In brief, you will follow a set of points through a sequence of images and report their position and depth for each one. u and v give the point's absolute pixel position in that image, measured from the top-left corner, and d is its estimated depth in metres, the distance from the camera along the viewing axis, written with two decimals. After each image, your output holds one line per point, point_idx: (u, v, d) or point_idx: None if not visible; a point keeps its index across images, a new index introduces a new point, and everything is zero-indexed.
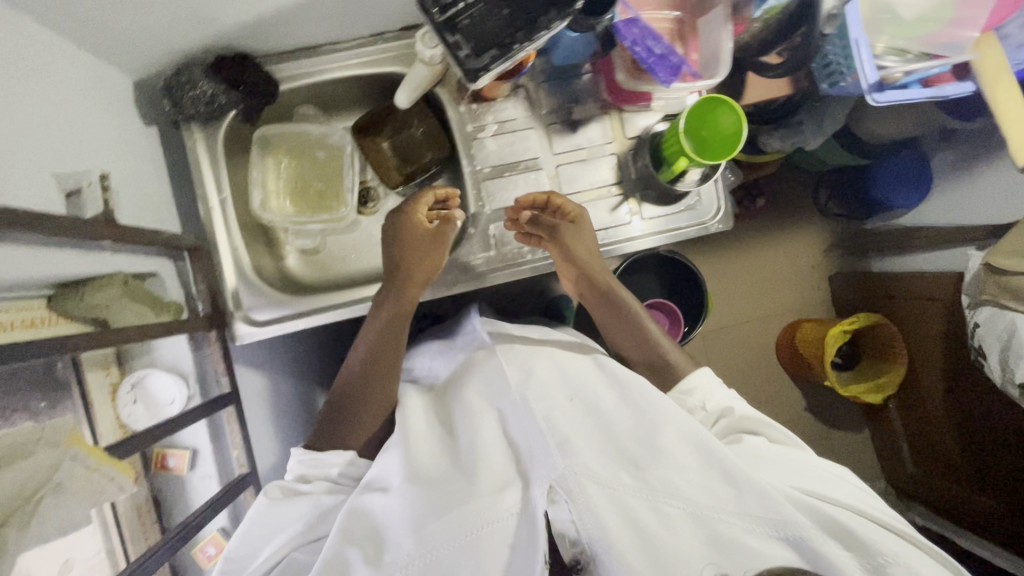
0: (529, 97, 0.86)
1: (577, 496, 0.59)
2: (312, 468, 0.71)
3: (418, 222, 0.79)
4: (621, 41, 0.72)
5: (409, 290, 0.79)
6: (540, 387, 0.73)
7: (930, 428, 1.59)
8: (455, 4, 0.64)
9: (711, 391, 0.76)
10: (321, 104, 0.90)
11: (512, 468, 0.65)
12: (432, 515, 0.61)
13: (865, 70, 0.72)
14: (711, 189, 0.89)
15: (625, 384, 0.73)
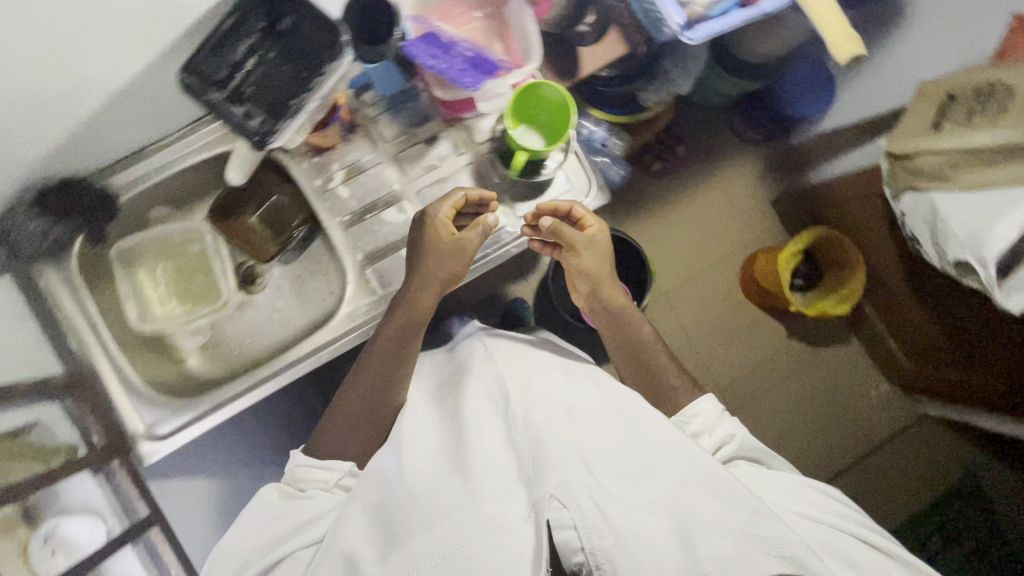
0: (369, 134, 0.85)
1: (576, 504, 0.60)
2: (312, 474, 0.74)
3: (441, 221, 0.77)
4: (415, 62, 0.72)
5: (425, 295, 0.78)
6: (539, 397, 0.74)
7: (907, 319, 1.58)
8: (233, 76, 0.69)
9: (715, 420, 0.77)
10: (175, 202, 0.89)
11: (506, 474, 0.65)
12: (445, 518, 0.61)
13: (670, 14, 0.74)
14: (579, 166, 0.88)
15: (620, 399, 0.74)
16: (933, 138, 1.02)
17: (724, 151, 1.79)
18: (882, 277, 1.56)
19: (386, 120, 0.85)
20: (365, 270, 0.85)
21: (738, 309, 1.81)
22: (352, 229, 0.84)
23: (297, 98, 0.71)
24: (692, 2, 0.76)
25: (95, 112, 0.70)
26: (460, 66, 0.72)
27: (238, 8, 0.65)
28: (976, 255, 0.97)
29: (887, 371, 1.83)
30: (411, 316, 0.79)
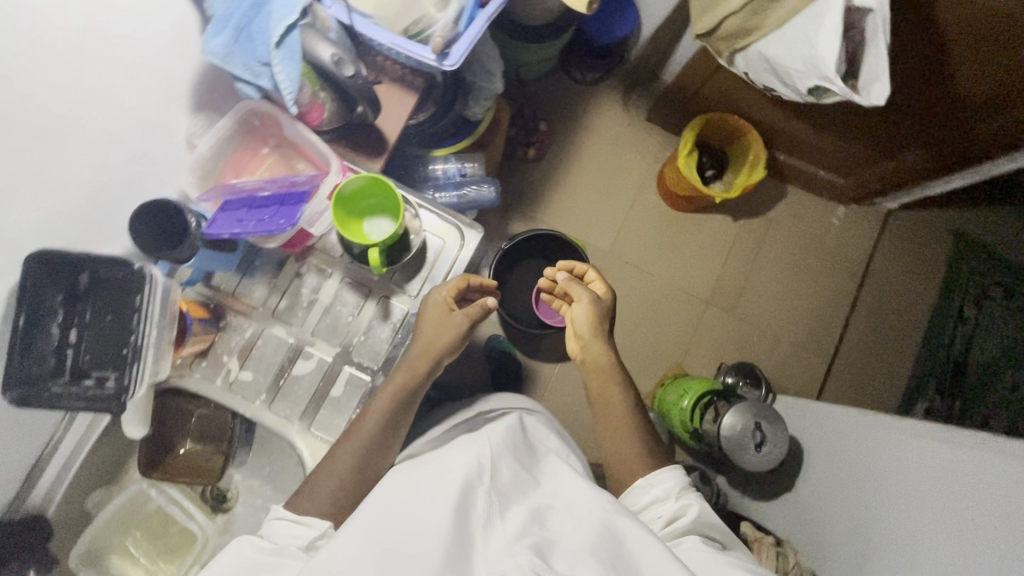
0: (238, 310, 0.82)
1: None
2: (287, 530, 0.67)
3: (439, 299, 0.81)
4: (223, 238, 0.68)
5: (419, 364, 0.78)
6: (500, 481, 0.74)
7: (815, 144, 1.61)
8: (66, 356, 0.69)
9: (674, 493, 0.83)
10: (104, 484, 0.99)
11: (459, 545, 0.62)
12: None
13: (415, 55, 0.76)
14: (440, 219, 0.87)
15: (572, 488, 0.76)
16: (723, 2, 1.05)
17: (578, 103, 1.82)
18: (772, 126, 1.59)
19: (245, 287, 0.83)
20: (309, 431, 0.80)
21: (677, 225, 1.83)
22: (275, 403, 0.81)
23: (134, 333, 0.70)
24: (434, 33, 0.77)
25: None
26: (272, 211, 0.71)
27: (25, 300, 0.66)
28: (820, 76, 0.99)
29: (831, 194, 1.88)
30: (401, 388, 0.78)
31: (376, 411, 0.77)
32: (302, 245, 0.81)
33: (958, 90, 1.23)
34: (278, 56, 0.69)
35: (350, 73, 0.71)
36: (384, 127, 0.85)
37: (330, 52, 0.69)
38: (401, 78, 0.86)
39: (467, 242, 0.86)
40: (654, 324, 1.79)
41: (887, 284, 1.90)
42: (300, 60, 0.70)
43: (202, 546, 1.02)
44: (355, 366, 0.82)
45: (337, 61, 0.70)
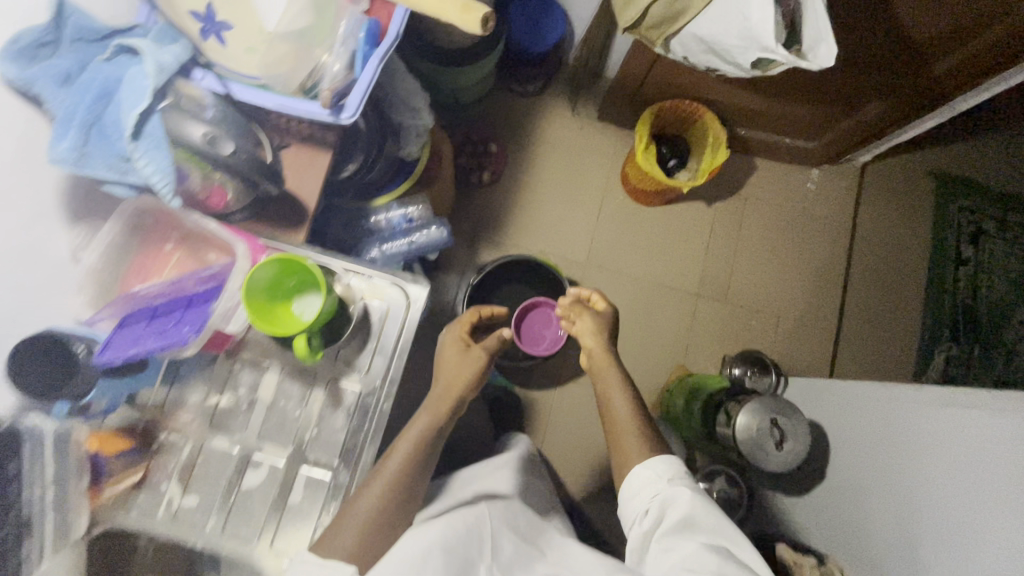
0: (170, 428, 0.73)
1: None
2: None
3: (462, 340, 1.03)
4: (120, 362, 0.62)
5: (449, 393, 0.94)
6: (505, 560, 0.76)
7: (773, 113, 1.55)
8: None
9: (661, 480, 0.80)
10: None
11: None
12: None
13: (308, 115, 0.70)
14: (379, 281, 0.78)
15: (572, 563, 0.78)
16: None
17: (524, 117, 1.75)
18: (725, 104, 1.53)
19: (175, 400, 0.73)
20: (273, 551, 0.70)
21: (650, 221, 1.75)
22: (229, 526, 0.71)
23: None
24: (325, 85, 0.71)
25: None
26: (176, 320, 0.65)
27: None
28: (761, 49, 0.92)
29: (800, 160, 1.81)
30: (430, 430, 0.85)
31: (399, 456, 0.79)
32: (220, 346, 0.72)
33: (906, 31, 1.18)
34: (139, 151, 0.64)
35: (229, 150, 0.69)
36: (300, 193, 0.78)
37: (198, 130, 0.67)
38: (310, 138, 0.79)
39: (413, 302, 0.78)
40: (647, 328, 1.70)
41: (878, 239, 1.83)
42: (167, 149, 0.65)
43: None
44: (314, 463, 0.73)
45: (207, 139, 0.68)
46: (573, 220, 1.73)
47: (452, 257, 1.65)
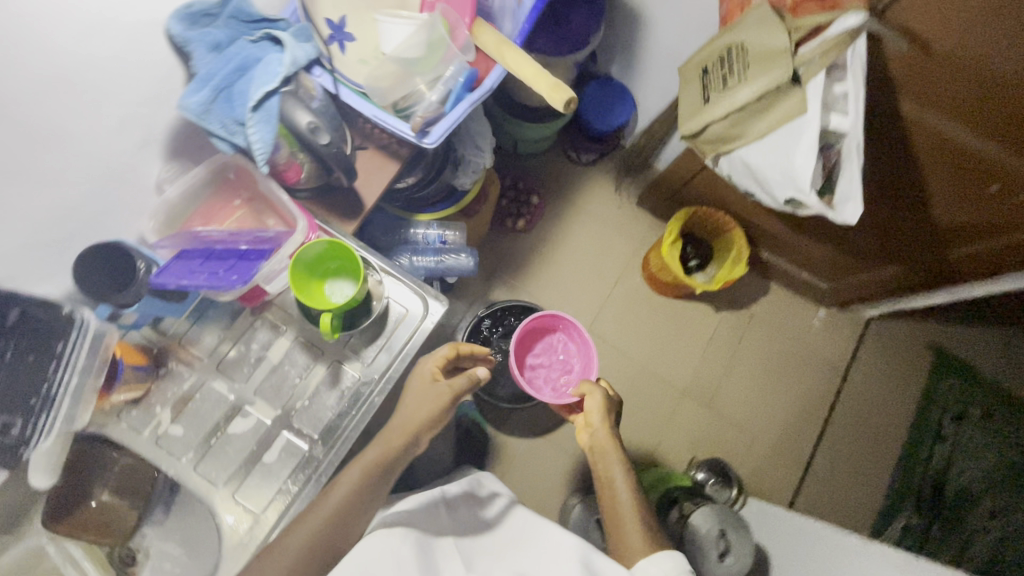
0: (183, 356, 0.79)
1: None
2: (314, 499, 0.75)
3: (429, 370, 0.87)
4: (167, 286, 0.67)
5: None
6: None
7: (799, 248, 1.62)
8: None
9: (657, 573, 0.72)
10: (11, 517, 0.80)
11: None
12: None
13: (395, 129, 0.77)
14: (406, 287, 0.84)
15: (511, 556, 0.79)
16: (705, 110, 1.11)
17: (568, 185, 1.87)
18: (758, 225, 1.62)
19: (197, 335, 0.80)
20: (233, 496, 0.76)
21: (660, 309, 1.83)
22: (206, 460, 0.77)
23: (49, 377, 0.64)
24: (417, 111, 0.80)
25: None
26: (228, 265, 0.70)
27: None
28: (797, 187, 1.01)
29: (812, 295, 1.88)
30: None
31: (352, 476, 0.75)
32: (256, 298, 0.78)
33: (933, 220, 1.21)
34: (257, 99, 0.69)
35: (327, 141, 0.71)
36: (363, 191, 0.85)
37: (305, 118, 0.70)
38: (386, 147, 0.87)
39: (431, 311, 0.83)
40: (628, 408, 1.74)
41: (869, 392, 1.87)
42: (277, 118, 0.70)
43: None
44: (291, 438, 0.78)
45: (311, 129, 0.70)
46: (587, 286, 1.81)
47: (467, 286, 1.73)
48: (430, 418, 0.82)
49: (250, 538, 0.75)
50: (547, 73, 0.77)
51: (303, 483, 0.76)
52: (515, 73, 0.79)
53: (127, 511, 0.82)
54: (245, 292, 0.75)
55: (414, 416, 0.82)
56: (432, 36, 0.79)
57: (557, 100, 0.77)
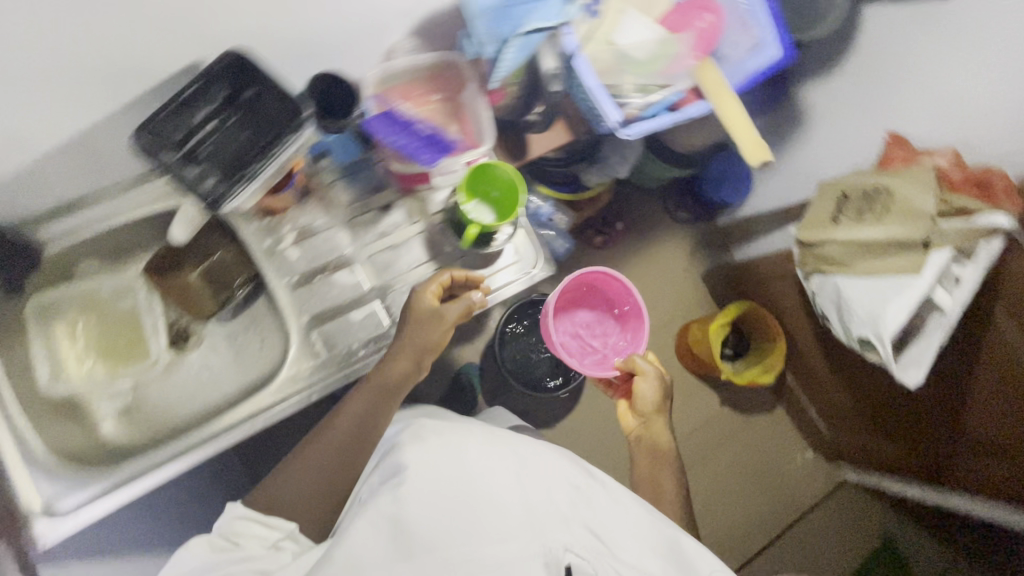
0: (323, 198, 0.86)
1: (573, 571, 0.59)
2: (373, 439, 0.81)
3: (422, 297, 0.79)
4: (375, 136, 0.75)
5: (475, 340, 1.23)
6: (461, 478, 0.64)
7: (823, 385, 1.60)
8: (188, 136, 0.64)
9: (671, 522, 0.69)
10: (107, 256, 0.84)
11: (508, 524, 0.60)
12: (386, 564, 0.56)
13: (608, 112, 0.78)
14: (528, 241, 0.90)
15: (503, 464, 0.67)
16: (833, 230, 1.10)
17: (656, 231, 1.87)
18: (802, 351, 1.61)
19: (342, 187, 0.86)
20: (308, 333, 0.83)
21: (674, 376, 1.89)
22: (300, 291, 0.84)
23: (260, 160, 0.66)
24: (628, 103, 0.88)
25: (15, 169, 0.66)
26: (424, 140, 0.77)
27: (203, 74, 0.62)
28: (876, 331, 1.06)
29: (808, 435, 1.79)
30: None
31: (357, 399, 0.78)
32: (419, 184, 0.84)
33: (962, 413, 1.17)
34: (530, 27, 0.74)
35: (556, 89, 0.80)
36: (533, 143, 0.92)
37: (552, 64, 0.76)
38: (570, 118, 0.92)
39: (541, 269, 0.89)
40: None
41: None
42: (530, 51, 0.77)
43: (154, 372, 0.85)
44: (377, 312, 0.85)
45: (552, 75, 0.77)
46: None
47: None
48: (406, 368, 0.78)
49: (304, 376, 0.82)
50: (753, 129, 0.80)
51: (370, 354, 0.83)
52: (722, 116, 0.85)
53: (203, 299, 0.86)
54: (423, 173, 0.80)
55: (399, 355, 0.78)
56: (658, 52, 0.88)
57: (751, 155, 0.79)
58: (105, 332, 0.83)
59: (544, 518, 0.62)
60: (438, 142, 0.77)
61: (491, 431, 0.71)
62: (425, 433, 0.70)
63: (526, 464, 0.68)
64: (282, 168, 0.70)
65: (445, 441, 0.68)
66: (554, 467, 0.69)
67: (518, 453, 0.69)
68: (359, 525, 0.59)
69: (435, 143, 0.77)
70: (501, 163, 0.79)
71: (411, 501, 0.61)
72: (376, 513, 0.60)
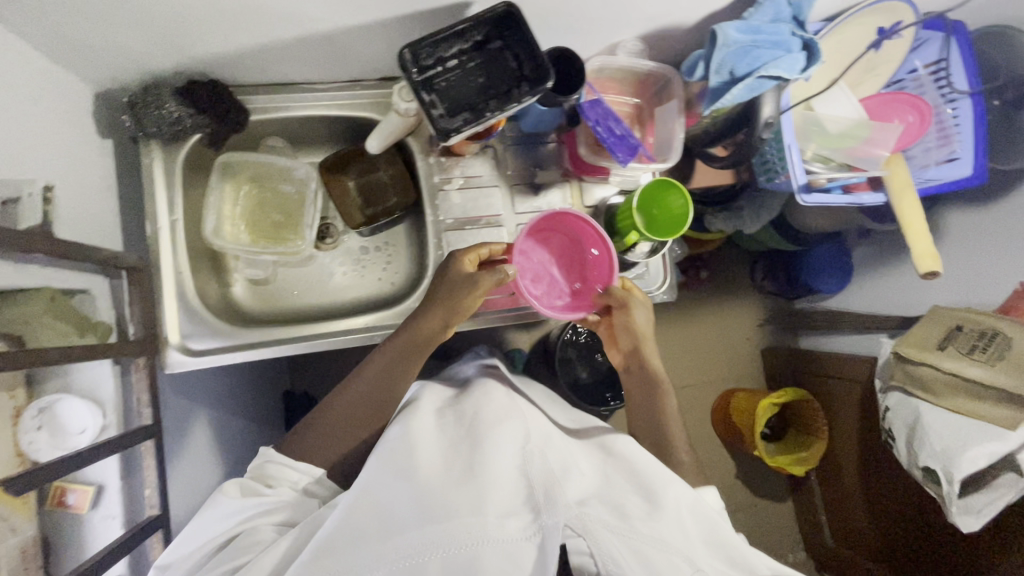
0: (496, 157, 0.89)
1: (597, 543, 0.58)
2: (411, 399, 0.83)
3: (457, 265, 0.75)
4: (585, 119, 0.78)
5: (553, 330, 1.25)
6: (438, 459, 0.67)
7: (845, 499, 1.52)
8: (434, 67, 0.67)
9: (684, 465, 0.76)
10: (290, 138, 0.89)
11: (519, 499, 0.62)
12: (401, 537, 0.57)
13: (796, 173, 0.81)
14: (659, 263, 0.94)
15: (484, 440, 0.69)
16: (935, 356, 1.10)
17: (735, 292, 1.79)
18: (838, 461, 1.53)
19: (516, 153, 0.90)
20: None
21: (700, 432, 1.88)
22: (448, 234, 0.88)
23: (490, 106, 0.68)
24: (813, 172, 0.86)
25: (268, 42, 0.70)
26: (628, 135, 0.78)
27: (474, 17, 0.65)
28: (945, 469, 1.04)
29: (812, 542, 1.71)
30: None
31: (383, 351, 0.77)
32: (588, 175, 0.88)
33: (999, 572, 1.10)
34: (769, 73, 0.71)
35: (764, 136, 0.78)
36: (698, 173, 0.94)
37: (771, 113, 0.75)
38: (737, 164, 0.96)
39: (663, 293, 0.94)
40: None
41: None
42: (758, 95, 0.74)
43: (296, 260, 0.89)
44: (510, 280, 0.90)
45: (766, 123, 0.76)
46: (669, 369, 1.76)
47: None
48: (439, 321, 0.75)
49: None
50: (930, 238, 0.83)
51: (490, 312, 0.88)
52: (900, 214, 0.85)
53: (356, 208, 0.91)
54: (607, 167, 0.83)
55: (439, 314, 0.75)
56: (850, 130, 0.87)
57: (918, 261, 0.82)
58: (264, 205, 0.85)
59: (550, 481, 0.63)
60: (637, 146, 0.76)
61: (479, 410, 0.75)
62: (418, 415, 0.75)
63: (520, 434, 0.71)
64: (503, 119, 0.71)
65: (427, 433, 0.71)
66: (547, 441, 0.72)
67: (510, 426, 0.72)
68: (362, 499, 0.60)
69: (635, 146, 0.77)
70: (682, 189, 0.81)
71: (413, 484, 0.63)
72: (378, 492, 0.61)
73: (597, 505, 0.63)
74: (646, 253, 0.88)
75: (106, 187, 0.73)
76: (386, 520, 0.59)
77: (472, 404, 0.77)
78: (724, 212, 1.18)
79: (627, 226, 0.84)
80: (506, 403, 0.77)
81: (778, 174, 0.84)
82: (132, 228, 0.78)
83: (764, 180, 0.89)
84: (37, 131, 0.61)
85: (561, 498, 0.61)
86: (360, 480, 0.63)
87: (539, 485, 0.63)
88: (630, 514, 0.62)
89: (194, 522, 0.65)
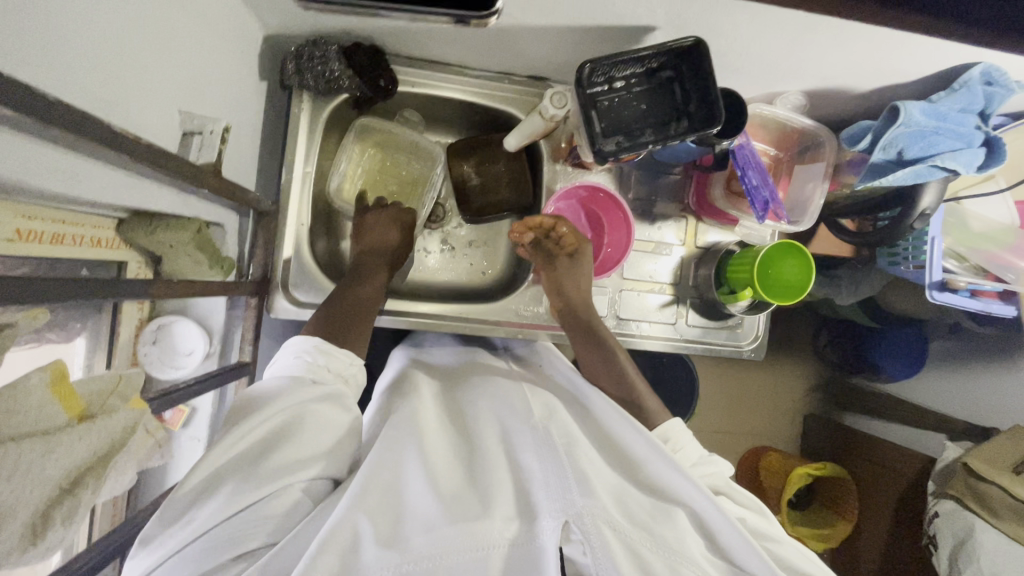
0: (620, 177, 0.88)
1: (604, 543, 0.46)
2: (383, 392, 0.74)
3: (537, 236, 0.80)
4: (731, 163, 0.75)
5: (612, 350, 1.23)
6: (434, 443, 0.56)
7: None
8: (602, 84, 0.66)
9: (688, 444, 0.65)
10: (423, 114, 0.89)
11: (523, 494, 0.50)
12: (408, 542, 0.44)
13: (932, 268, 0.78)
14: (755, 320, 0.92)
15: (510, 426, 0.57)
16: (1007, 478, 1.02)
17: (796, 352, 1.69)
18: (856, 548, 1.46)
19: (640, 178, 0.88)
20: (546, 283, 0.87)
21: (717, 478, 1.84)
22: None
23: (647, 134, 0.67)
24: (949, 271, 0.83)
25: (441, 26, 0.70)
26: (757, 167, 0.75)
27: (658, 44, 0.63)
28: None
29: None
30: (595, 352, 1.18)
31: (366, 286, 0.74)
32: (710, 217, 0.87)
33: None
34: (944, 164, 0.68)
35: (915, 223, 0.74)
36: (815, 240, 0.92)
37: (929, 204, 0.71)
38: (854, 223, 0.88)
39: (752, 351, 0.92)
40: None
41: None
42: (922, 182, 0.70)
43: None
44: (606, 300, 0.87)
45: (921, 213, 0.73)
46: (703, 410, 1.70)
47: None
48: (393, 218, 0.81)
49: (520, 317, 0.86)
50: None
51: None
52: None
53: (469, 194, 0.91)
54: (737, 214, 0.82)
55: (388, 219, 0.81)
56: (995, 233, 0.83)
57: None
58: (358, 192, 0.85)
59: (547, 464, 0.50)
60: (770, 201, 0.73)
61: (477, 410, 0.61)
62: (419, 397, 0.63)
63: (517, 415, 0.57)
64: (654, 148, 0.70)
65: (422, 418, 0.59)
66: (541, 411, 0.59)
67: (509, 413, 0.59)
68: (370, 492, 0.47)
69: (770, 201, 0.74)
70: (797, 256, 0.78)
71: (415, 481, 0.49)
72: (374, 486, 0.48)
73: (599, 486, 0.50)
74: (745, 308, 0.86)
75: (253, 127, 0.75)
76: (398, 524, 0.46)
77: (466, 406, 0.63)
78: (818, 277, 1.10)
79: (738, 278, 0.82)
80: (511, 389, 0.64)
81: (907, 263, 0.84)
82: (264, 170, 0.80)
83: (886, 264, 0.88)
84: (217, 67, 0.63)
85: (562, 481, 0.48)
86: (363, 467, 0.50)
87: (537, 477, 0.50)
88: (641, 518, 0.50)
89: (225, 465, 0.48)
